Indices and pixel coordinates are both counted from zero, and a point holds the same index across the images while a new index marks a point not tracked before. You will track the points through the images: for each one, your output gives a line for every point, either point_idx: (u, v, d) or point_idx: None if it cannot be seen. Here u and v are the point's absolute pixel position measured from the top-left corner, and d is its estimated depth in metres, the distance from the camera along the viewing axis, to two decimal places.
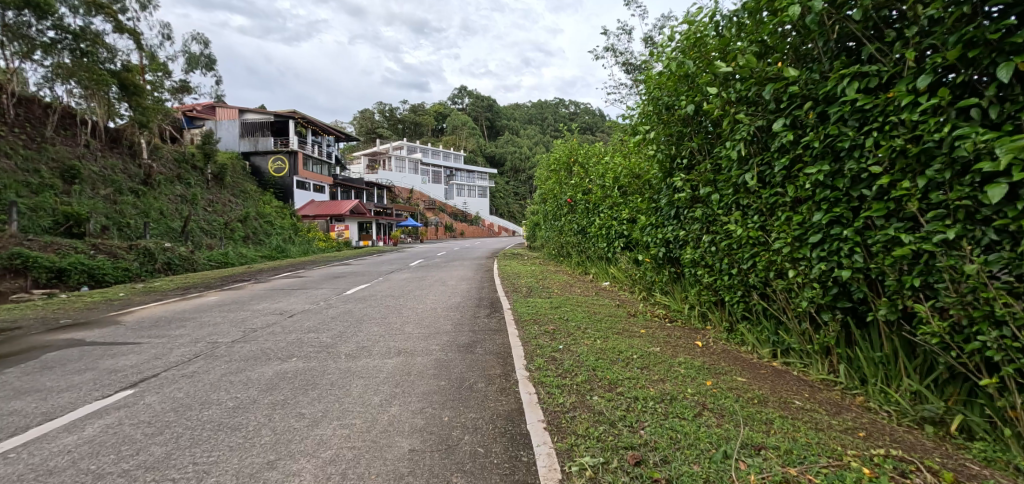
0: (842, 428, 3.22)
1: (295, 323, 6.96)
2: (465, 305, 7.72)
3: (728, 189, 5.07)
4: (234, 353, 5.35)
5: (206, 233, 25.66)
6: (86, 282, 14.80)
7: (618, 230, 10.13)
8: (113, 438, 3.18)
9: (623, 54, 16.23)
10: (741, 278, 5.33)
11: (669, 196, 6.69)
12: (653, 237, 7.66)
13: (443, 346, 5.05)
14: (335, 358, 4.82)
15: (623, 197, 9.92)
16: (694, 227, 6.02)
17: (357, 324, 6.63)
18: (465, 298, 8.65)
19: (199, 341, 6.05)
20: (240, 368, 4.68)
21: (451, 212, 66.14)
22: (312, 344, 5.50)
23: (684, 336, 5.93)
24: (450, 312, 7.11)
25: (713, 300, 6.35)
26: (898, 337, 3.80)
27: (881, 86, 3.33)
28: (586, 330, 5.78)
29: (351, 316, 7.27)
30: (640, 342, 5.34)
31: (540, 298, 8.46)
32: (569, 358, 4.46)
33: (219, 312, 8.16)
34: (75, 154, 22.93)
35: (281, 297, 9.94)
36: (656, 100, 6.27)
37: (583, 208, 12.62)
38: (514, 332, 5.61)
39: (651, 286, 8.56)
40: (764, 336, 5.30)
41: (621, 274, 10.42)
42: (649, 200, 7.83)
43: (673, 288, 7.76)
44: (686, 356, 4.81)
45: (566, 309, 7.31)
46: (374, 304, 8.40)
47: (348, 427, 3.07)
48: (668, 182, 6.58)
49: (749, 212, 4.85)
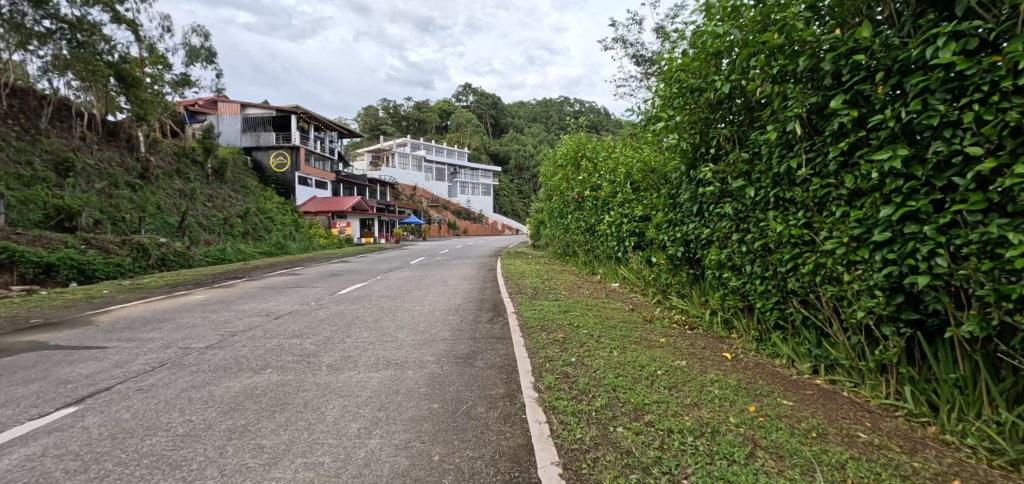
0: (930, 474, 2.59)
1: (279, 326, 6.35)
2: (466, 308, 7.09)
3: (766, 181, 4.41)
4: (204, 362, 4.74)
5: (204, 228, 25.16)
6: (75, 278, 14.31)
7: (630, 228, 9.49)
8: (25, 476, 2.58)
9: (633, 45, 15.46)
10: (779, 283, 4.72)
11: (692, 190, 6.06)
12: (671, 235, 7.03)
13: (438, 358, 4.43)
14: (315, 371, 4.22)
15: (636, 194, 9.27)
16: (721, 225, 5.39)
17: (346, 328, 6.02)
18: (466, 299, 8.04)
19: (170, 347, 5.47)
20: (205, 381, 4.08)
21: (454, 210, 65.72)
22: (292, 353, 4.90)
23: (709, 347, 5.30)
24: (449, 315, 6.49)
25: (740, 306, 5.73)
26: (982, 357, 3.18)
27: (984, 45, 2.68)
28: (600, 338, 5.17)
29: (341, 320, 6.65)
30: (663, 353, 4.73)
31: (547, 300, 7.83)
32: (584, 375, 3.82)
33: (200, 313, 7.57)
34: (70, 147, 22.45)
35: (271, 296, 9.36)
36: (680, 83, 5.63)
37: (591, 205, 11.97)
38: (520, 340, 4.97)
39: (666, 289, 7.94)
40: (804, 349, 4.67)
41: (631, 275, 9.79)
42: (668, 195, 7.21)
43: (691, 292, 7.16)
44: (717, 373, 4.19)
45: (576, 313, 6.68)
46: (369, 305, 7.81)
47: (314, 468, 2.46)
48: (692, 176, 5.96)
49: (791, 208, 4.23)
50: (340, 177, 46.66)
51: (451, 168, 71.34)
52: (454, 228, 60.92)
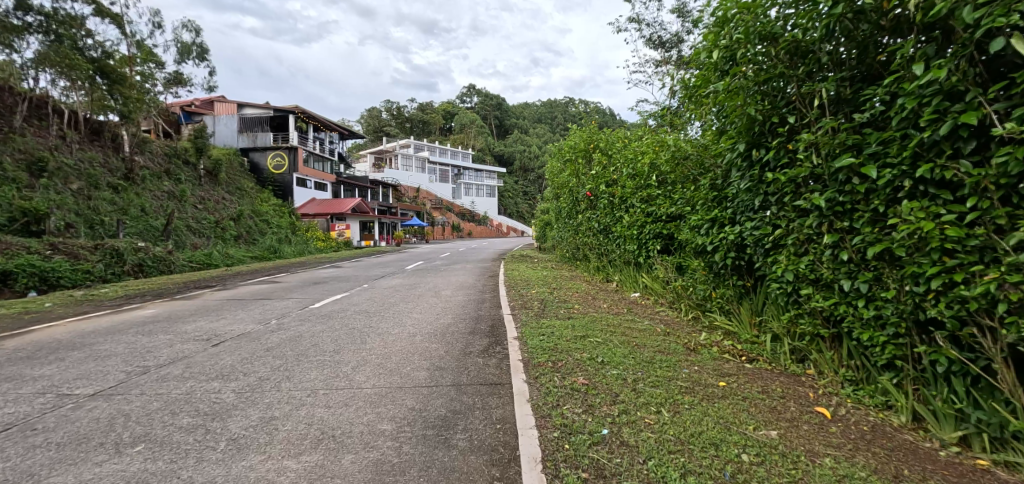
0: None
1: (208, 359, 4.85)
2: (456, 332, 5.56)
3: (900, 154, 2.96)
4: (66, 426, 3.27)
5: (192, 231, 23.88)
6: (35, 286, 12.97)
7: (656, 230, 8.01)
8: None
9: (650, 25, 13.89)
10: (903, 308, 3.27)
11: (751, 179, 4.57)
12: (716, 237, 5.56)
13: (400, 427, 2.92)
14: (208, 450, 2.73)
15: (663, 188, 7.74)
16: (804, 224, 3.93)
17: (293, 363, 4.50)
18: (458, 318, 6.51)
19: (46, 395, 4.00)
20: (29, 474, 2.60)
21: (459, 212, 64.48)
22: (198, 410, 3.40)
23: (790, 395, 3.79)
24: (432, 344, 4.96)
25: (824, 332, 4.27)
26: None
27: None
28: (637, 383, 3.65)
29: (296, 347, 5.16)
30: (737, 412, 3.21)
31: (557, 317, 6.37)
32: (628, 471, 2.34)
33: (130, 337, 6.11)
34: (47, 146, 21.16)
35: (230, 311, 7.89)
36: (742, 28, 4.17)
37: (606, 203, 10.40)
38: (524, 389, 3.47)
39: (706, 303, 6.51)
40: (946, 406, 3.20)
41: (656, 284, 8.30)
42: (711, 186, 5.76)
43: (739, 308, 5.78)
44: (835, 456, 2.67)
45: (594, 336, 5.20)
46: (337, 325, 6.28)
47: None
48: (753, 158, 4.47)
49: (945, 196, 2.78)
50: (341, 179, 45.35)
51: (455, 170, 70.02)
52: (458, 230, 59.74)
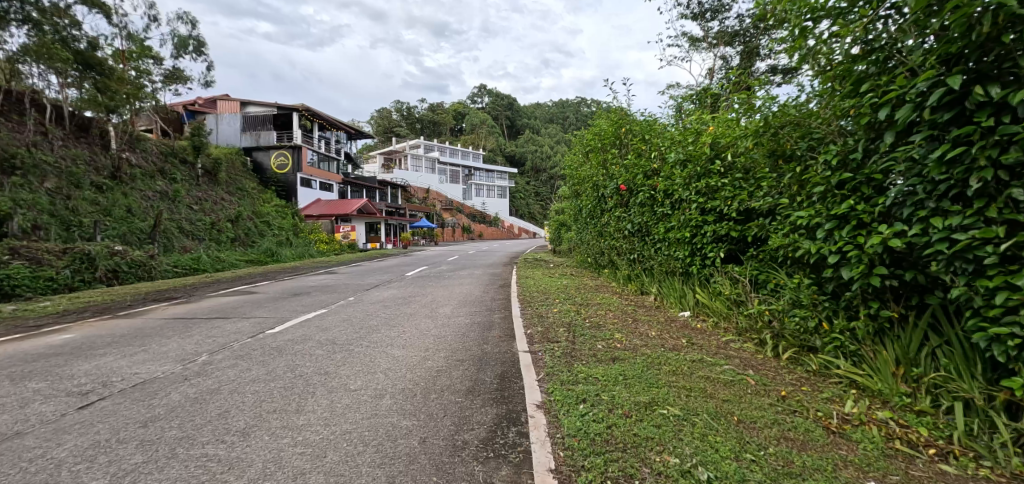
0: None
1: (38, 444, 2.98)
2: (447, 390, 3.60)
3: None
4: None
5: (183, 232, 22.33)
6: None
7: (719, 231, 6.04)
8: None
9: None
10: None
11: (958, 142, 2.64)
12: (849, 243, 3.57)
13: None
14: None
15: (738, 178, 5.76)
16: None
17: (158, 465, 2.60)
18: (456, 358, 4.54)
19: None
20: None
21: (470, 214, 62.58)
22: None
23: None
24: (403, 422, 3.01)
25: None
26: None
27: None
28: None
29: (197, 417, 3.27)
30: None
31: (597, 359, 4.39)
32: None
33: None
34: (27, 143, 19.81)
35: (161, 338, 6.04)
36: None
37: (644, 198, 8.37)
38: None
39: (807, 336, 4.50)
40: None
41: (715, 302, 6.31)
42: (838, 161, 3.76)
43: (876, 352, 3.81)
44: None
45: (666, 405, 3.18)
46: (281, 369, 4.36)
47: None
48: (971, 102, 2.54)
49: None
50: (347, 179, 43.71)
51: (465, 170, 68.23)
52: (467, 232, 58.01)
